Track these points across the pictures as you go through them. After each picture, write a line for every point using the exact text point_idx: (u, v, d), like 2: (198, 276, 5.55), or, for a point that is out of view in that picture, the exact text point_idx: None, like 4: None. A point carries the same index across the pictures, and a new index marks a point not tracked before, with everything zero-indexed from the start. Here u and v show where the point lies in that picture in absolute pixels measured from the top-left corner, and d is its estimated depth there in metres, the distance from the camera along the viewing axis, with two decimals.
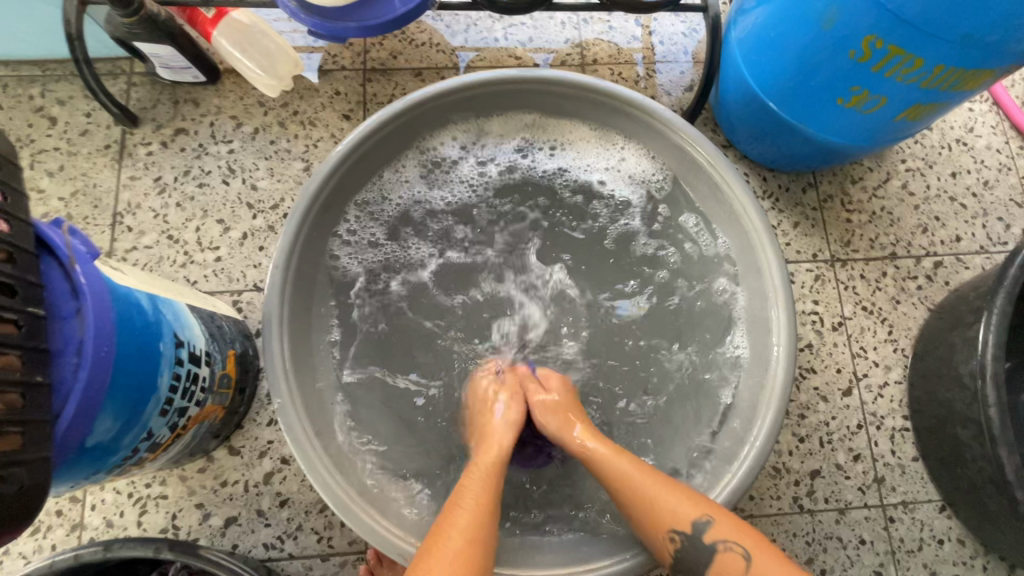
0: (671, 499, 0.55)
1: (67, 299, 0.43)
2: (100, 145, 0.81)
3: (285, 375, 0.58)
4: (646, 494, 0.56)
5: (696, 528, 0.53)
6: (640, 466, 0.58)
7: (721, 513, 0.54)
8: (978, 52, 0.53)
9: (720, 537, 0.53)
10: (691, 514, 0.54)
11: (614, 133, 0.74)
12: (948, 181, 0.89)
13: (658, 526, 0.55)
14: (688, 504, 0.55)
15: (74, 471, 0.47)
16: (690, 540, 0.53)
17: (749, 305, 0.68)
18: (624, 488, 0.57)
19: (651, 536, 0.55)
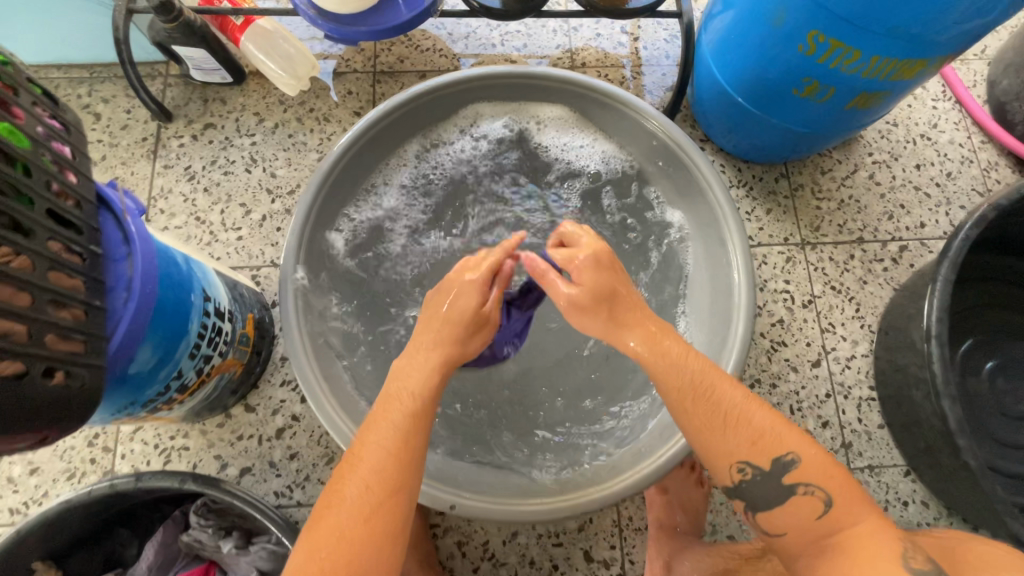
0: (751, 437, 0.51)
1: (120, 246, 0.51)
2: (138, 138, 0.91)
3: (298, 327, 0.66)
4: (727, 422, 0.52)
5: (775, 465, 0.51)
6: (720, 388, 0.53)
7: (809, 455, 0.51)
8: (906, 44, 0.60)
9: (800, 479, 0.51)
10: (774, 451, 0.51)
11: (593, 123, 0.82)
12: (913, 172, 0.96)
13: (727, 457, 0.52)
14: (775, 438, 0.51)
15: (119, 397, 0.55)
16: (764, 476, 0.51)
17: (712, 274, 0.75)
18: (698, 409, 0.52)
19: (717, 464, 0.52)
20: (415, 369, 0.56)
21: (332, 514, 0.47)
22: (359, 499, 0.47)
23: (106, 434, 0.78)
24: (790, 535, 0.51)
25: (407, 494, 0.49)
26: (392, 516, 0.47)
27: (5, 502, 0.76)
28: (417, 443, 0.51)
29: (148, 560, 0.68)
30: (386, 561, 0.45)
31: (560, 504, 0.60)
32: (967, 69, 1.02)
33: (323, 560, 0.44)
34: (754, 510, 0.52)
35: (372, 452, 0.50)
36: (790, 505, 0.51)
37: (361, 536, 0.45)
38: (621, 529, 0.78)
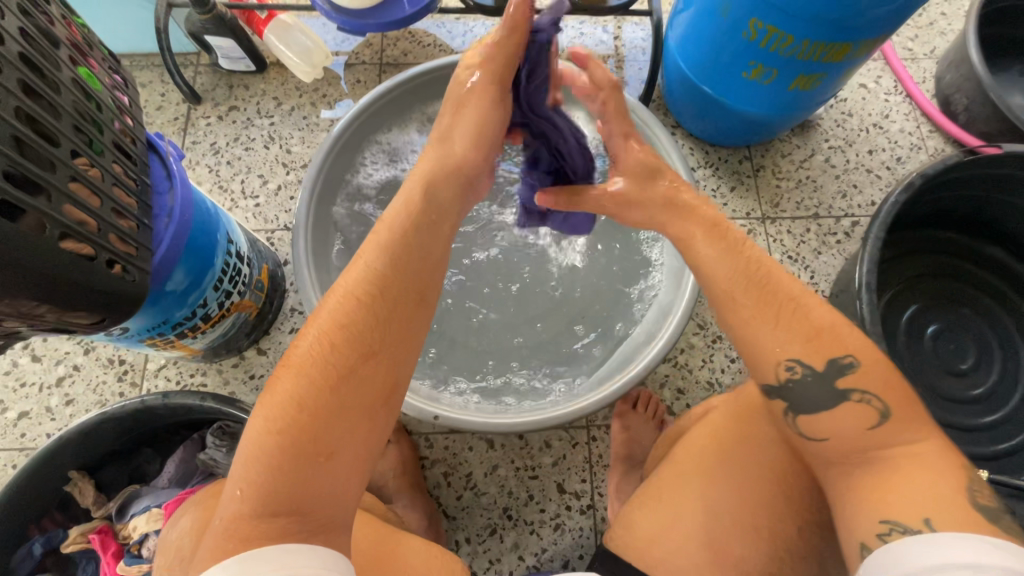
0: (810, 330, 0.47)
1: (164, 182, 0.62)
2: (170, 117, 1.03)
3: (307, 269, 0.77)
4: (782, 311, 0.48)
5: (831, 366, 0.47)
6: (777, 275, 0.50)
7: (873, 360, 0.47)
8: (827, 30, 0.71)
9: (856, 386, 0.46)
10: (830, 351, 0.47)
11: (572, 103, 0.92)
12: (865, 157, 1.06)
13: (777, 351, 0.48)
14: (835, 339, 0.47)
15: (155, 312, 0.65)
16: (815, 377, 0.47)
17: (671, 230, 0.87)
18: (754, 299, 0.49)
19: (760, 360, 0.49)
20: (389, 221, 0.53)
21: (285, 382, 0.48)
22: (315, 367, 0.48)
23: (134, 371, 0.88)
24: (832, 440, 0.48)
25: (364, 358, 0.49)
26: (350, 389, 0.48)
27: (42, 427, 0.85)
28: (380, 313, 0.50)
29: (169, 473, 0.78)
30: (347, 432, 0.47)
31: (528, 419, 0.72)
32: (917, 67, 1.13)
33: (280, 431, 0.46)
34: (796, 410, 0.49)
35: (329, 316, 0.50)
36: (840, 412, 0.47)
37: (317, 409, 0.47)
38: (592, 465, 0.86)
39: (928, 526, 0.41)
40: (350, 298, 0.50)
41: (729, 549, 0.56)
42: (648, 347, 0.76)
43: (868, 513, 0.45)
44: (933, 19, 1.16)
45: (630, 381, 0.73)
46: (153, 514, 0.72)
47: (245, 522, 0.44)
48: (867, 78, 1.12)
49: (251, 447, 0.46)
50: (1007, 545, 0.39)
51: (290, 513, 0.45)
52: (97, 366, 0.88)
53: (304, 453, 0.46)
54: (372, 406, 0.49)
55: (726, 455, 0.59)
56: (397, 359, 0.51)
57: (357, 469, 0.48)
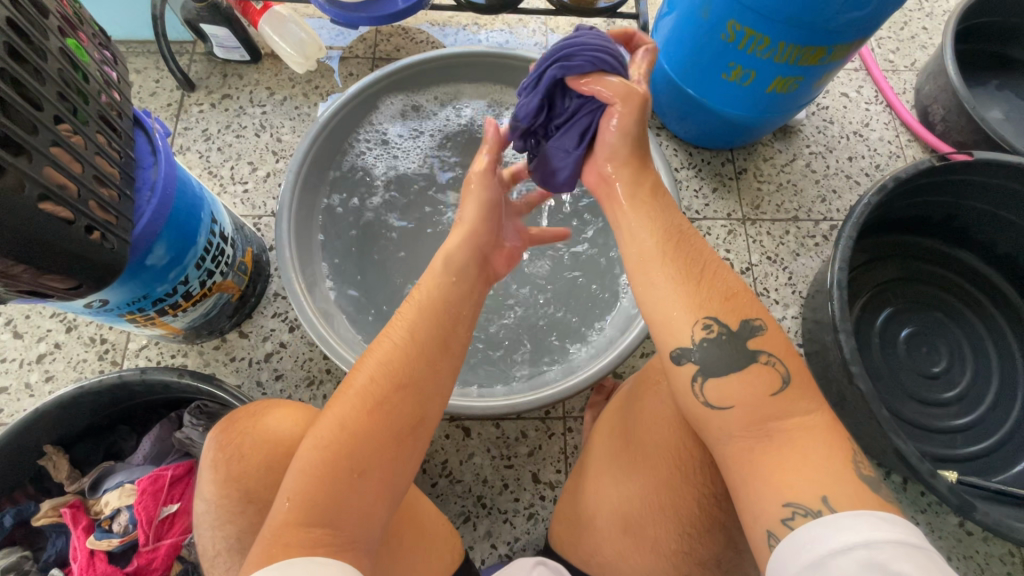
0: (735, 299, 0.54)
1: (148, 157, 0.63)
2: (163, 103, 1.05)
3: (290, 251, 0.77)
4: (699, 276, 0.54)
5: (744, 326, 0.52)
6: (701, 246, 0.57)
7: (774, 329, 0.53)
8: (801, 33, 0.73)
9: (764, 347, 0.52)
10: (743, 313, 0.53)
11: None
12: (845, 163, 1.08)
13: (696, 310, 0.53)
14: (746, 301, 0.54)
15: (136, 285, 0.66)
16: (729, 335, 0.52)
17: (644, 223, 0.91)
18: (684, 264, 0.55)
19: (682, 317, 0.53)
20: (432, 281, 0.58)
21: (331, 409, 0.49)
22: (358, 395, 0.50)
23: (115, 350, 0.89)
24: (737, 407, 0.51)
25: (404, 388, 0.50)
26: (387, 418, 0.49)
27: (20, 403, 0.85)
28: (420, 350, 0.52)
29: (144, 450, 0.78)
30: (382, 457, 0.48)
31: (502, 403, 0.74)
32: (898, 78, 1.16)
33: (324, 450, 0.47)
34: (706, 374, 0.52)
35: (375, 353, 0.53)
36: (750, 372, 0.51)
37: (356, 432, 0.48)
38: (567, 455, 0.87)
39: (827, 505, 0.45)
40: (396, 337, 0.53)
41: (642, 524, 0.59)
42: (623, 337, 0.78)
43: (772, 496, 0.47)
44: (914, 33, 1.19)
45: (600, 369, 0.75)
46: (126, 489, 0.72)
47: (289, 528, 0.43)
48: (848, 87, 1.14)
49: (296, 469, 0.47)
50: (892, 516, 0.43)
51: (321, 521, 0.44)
52: (79, 344, 0.89)
53: (341, 472, 0.46)
54: (408, 437, 0.49)
55: (636, 434, 0.62)
56: (435, 394, 0.52)
57: (391, 495, 0.48)
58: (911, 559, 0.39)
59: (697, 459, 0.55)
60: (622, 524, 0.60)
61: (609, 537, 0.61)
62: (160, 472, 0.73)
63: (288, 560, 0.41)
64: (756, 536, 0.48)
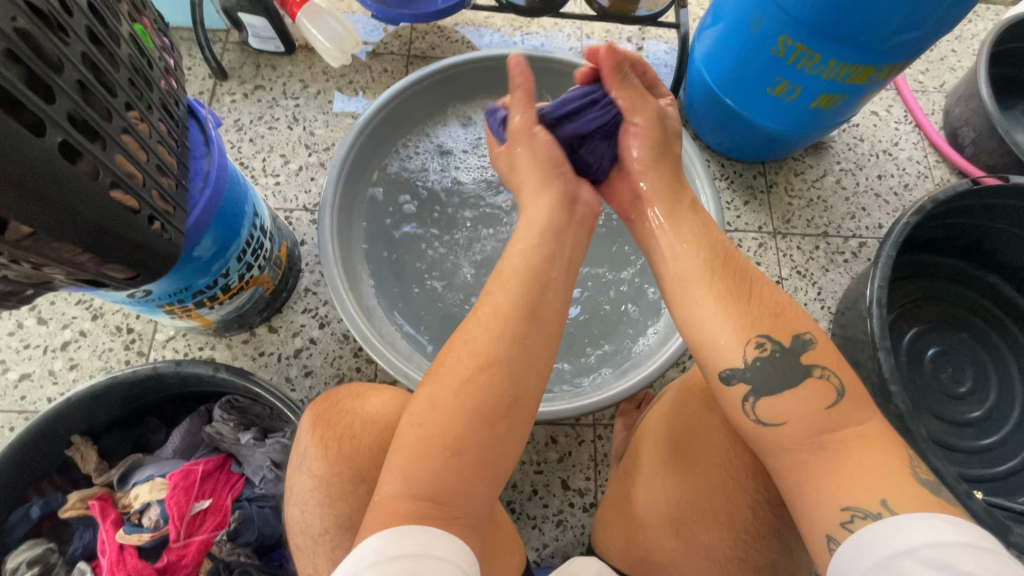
0: (790, 316, 0.53)
1: (201, 146, 0.62)
2: (195, 91, 1.03)
3: (331, 245, 0.76)
4: (749, 292, 0.53)
5: (795, 342, 0.51)
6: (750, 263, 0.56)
7: (827, 342, 0.52)
8: (854, 52, 0.73)
9: (818, 360, 0.51)
10: (795, 328, 0.52)
11: None
12: (875, 181, 1.09)
13: (747, 328, 0.52)
14: (793, 315, 0.53)
15: (183, 275, 0.65)
16: (783, 352, 0.51)
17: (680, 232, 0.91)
18: (731, 277, 0.54)
19: (734, 334, 0.52)
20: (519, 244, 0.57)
21: (428, 389, 0.50)
22: (450, 375, 0.50)
23: (141, 340, 0.87)
24: (790, 424, 0.50)
25: (496, 367, 0.50)
26: (480, 393, 0.49)
27: (44, 391, 0.84)
28: (509, 326, 0.52)
29: (174, 444, 0.76)
30: (480, 435, 0.47)
31: (542, 410, 0.73)
32: (927, 99, 1.16)
33: (422, 426, 0.48)
34: (759, 393, 0.51)
35: (466, 333, 0.52)
36: (804, 389, 0.50)
37: (450, 411, 0.48)
38: (597, 463, 0.86)
39: (887, 507, 0.45)
40: (484, 316, 0.53)
41: (694, 530, 0.58)
42: (663, 347, 0.77)
43: (829, 500, 0.47)
44: (944, 55, 1.20)
45: (643, 378, 0.74)
46: (157, 483, 0.71)
47: (396, 501, 0.44)
48: (879, 106, 1.15)
49: (397, 446, 0.48)
50: (953, 518, 0.43)
51: (421, 494, 0.44)
52: (105, 333, 0.87)
53: (437, 447, 0.46)
54: (501, 412, 0.49)
55: (685, 443, 0.60)
56: (528, 368, 0.51)
57: (485, 471, 0.48)
58: (974, 559, 0.39)
59: (748, 465, 0.56)
60: (672, 526, 0.59)
61: (660, 540, 0.60)
62: (191, 467, 0.72)
63: (400, 529, 0.41)
64: (814, 539, 0.48)
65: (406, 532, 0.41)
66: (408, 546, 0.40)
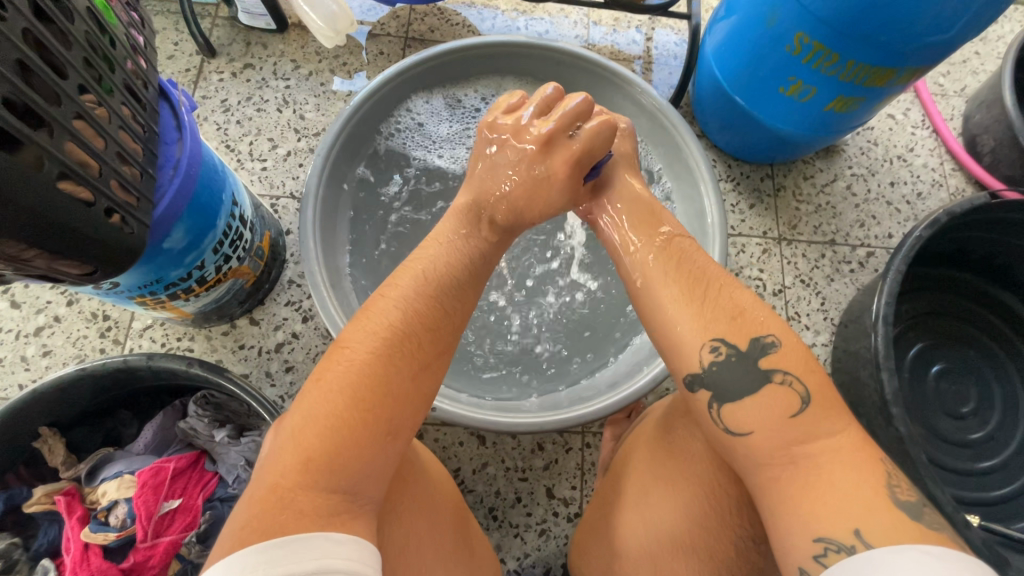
0: (756, 318, 0.50)
1: (173, 131, 0.59)
2: (182, 68, 0.99)
3: (314, 238, 0.73)
4: (704, 294, 0.52)
5: (753, 345, 0.48)
6: (708, 265, 0.55)
7: (792, 346, 0.49)
8: (876, 53, 0.69)
9: (777, 365, 0.47)
10: (751, 331, 0.49)
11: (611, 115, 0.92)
12: (887, 188, 1.04)
13: (703, 332, 0.50)
14: (755, 319, 0.50)
15: (152, 267, 0.61)
16: (738, 356, 0.48)
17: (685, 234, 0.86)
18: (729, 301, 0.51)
19: (690, 342, 0.50)
20: (430, 254, 0.56)
21: (355, 349, 0.47)
22: (381, 336, 0.48)
23: (117, 328, 0.84)
24: (757, 434, 0.47)
25: (428, 340, 0.50)
26: (393, 365, 0.47)
27: (15, 377, 0.81)
28: (420, 309, 0.51)
29: (146, 439, 0.74)
30: (404, 407, 0.46)
31: (529, 421, 0.70)
32: (946, 103, 1.11)
33: (332, 389, 0.45)
34: (721, 400, 0.48)
35: (396, 298, 0.51)
36: (764, 394, 0.47)
37: (384, 379, 0.46)
38: (584, 472, 0.84)
39: (862, 540, 0.40)
40: (418, 286, 0.52)
41: (671, 566, 0.55)
42: (657, 359, 0.74)
43: (799, 529, 0.43)
44: (966, 57, 1.15)
45: (636, 390, 0.71)
46: (125, 480, 0.69)
47: (288, 492, 0.40)
48: (895, 109, 1.10)
49: (296, 422, 0.44)
50: (939, 551, 0.38)
51: (332, 486, 0.41)
52: (79, 320, 0.84)
53: (350, 418, 0.44)
54: (414, 385, 0.48)
55: (666, 472, 0.57)
56: (441, 351, 0.51)
57: (397, 446, 0.46)
58: None
59: (733, 498, 0.53)
60: (651, 563, 0.56)
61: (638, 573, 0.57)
62: (162, 465, 0.70)
63: (272, 542, 0.36)
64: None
65: (297, 547, 0.35)
66: (290, 564, 0.34)
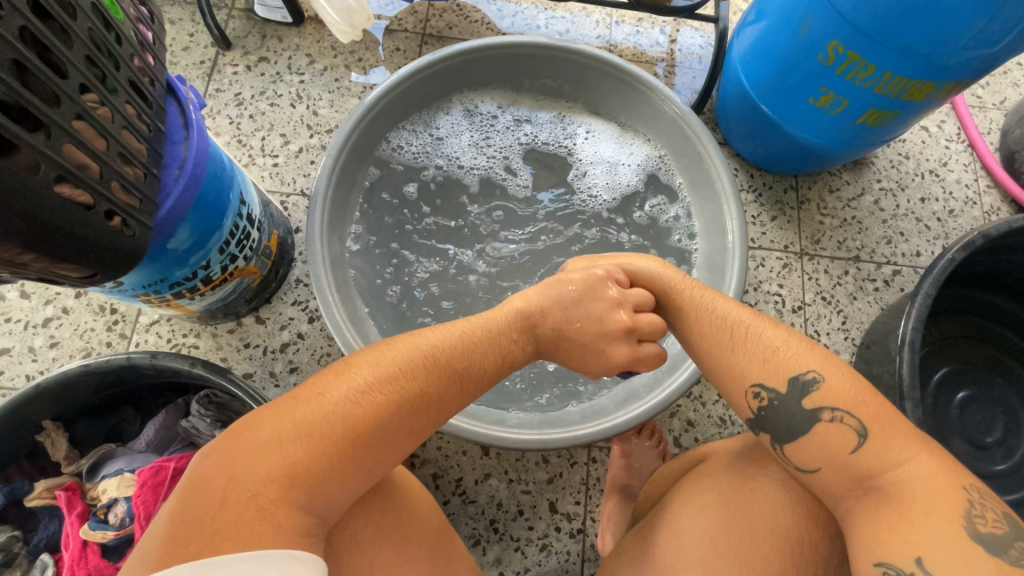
0: (788, 351, 0.52)
1: (179, 130, 0.57)
2: (196, 60, 0.98)
3: (321, 240, 0.71)
4: (732, 342, 0.55)
5: (793, 386, 0.51)
6: (729, 308, 0.57)
7: (834, 377, 0.50)
8: (916, 64, 0.65)
9: (825, 405, 0.49)
10: (791, 371, 0.51)
11: (633, 124, 0.90)
12: (917, 205, 1.00)
13: (741, 380, 0.54)
14: (789, 357, 0.52)
15: (157, 266, 0.60)
16: (781, 400, 0.51)
17: (708, 249, 0.83)
18: (751, 357, 0.53)
19: (733, 392, 0.54)
20: (482, 317, 0.58)
21: (370, 393, 0.47)
22: (396, 387, 0.48)
23: (124, 322, 0.84)
24: (824, 470, 0.49)
25: (440, 405, 0.51)
26: (395, 416, 0.47)
27: (22, 368, 0.81)
28: (440, 365, 0.52)
29: (148, 436, 0.73)
30: (381, 456, 0.47)
31: (533, 437, 0.68)
32: (984, 116, 1.06)
33: (331, 416, 0.45)
34: (781, 441, 0.52)
35: (420, 350, 0.52)
36: (815, 436, 0.50)
37: (383, 430, 0.47)
38: (588, 488, 0.82)
39: (923, 568, 0.42)
40: (451, 343, 0.54)
41: None
42: (668, 378, 0.72)
43: (863, 554, 0.45)
44: (1007, 68, 1.09)
45: (644, 411, 0.69)
46: (125, 478, 0.68)
47: (278, 506, 0.41)
48: (929, 121, 1.05)
49: (279, 433, 0.43)
50: None
51: (311, 508, 0.42)
52: (87, 312, 0.84)
53: (341, 447, 0.44)
54: (404, 442, 0.48)
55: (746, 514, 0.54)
56: (440, 419, 0.52)
57: (370, 482, 0.47)
58: None
59: (820, 555, 0.51)
60: None
61: None
62: (162, 464, 0.68)
63: (210, 558, 0.36)
64: None
65: (256, 573, 0.36)
66: None
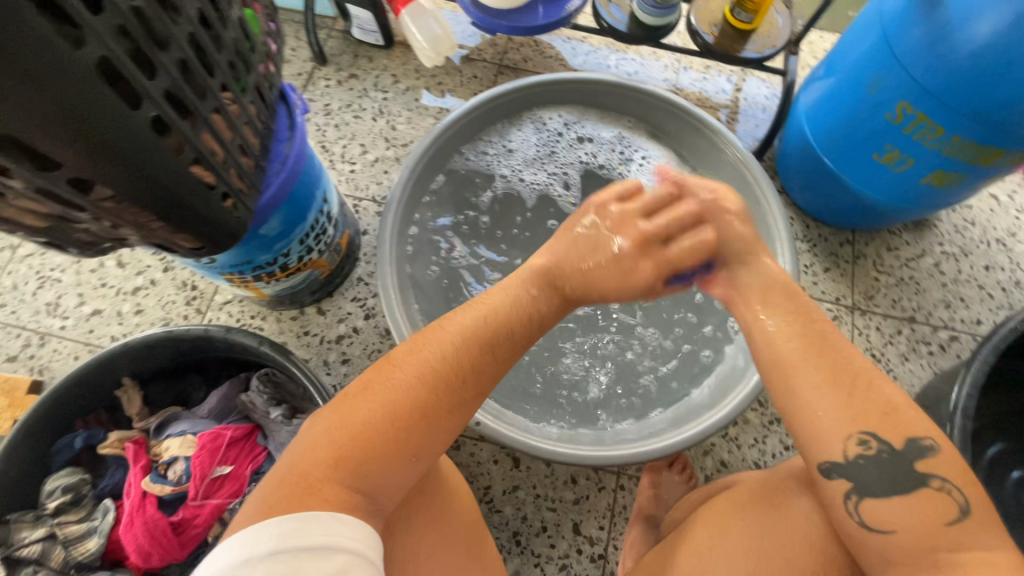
0: (911, 415, 0.50)
1: (285, 131, 0.64)
2: (294, 72, 1.08)
3: (390, 242, 0.77)
4: (853, 385, 0.51)
5: (910, 446, 0.49)
6: (852, 351, 0.53)
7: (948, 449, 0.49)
8: (986, 130, 0.66)
9: (937, 472, 0.48)
10: (909, 431, 0.49)
11: (691, 161, 0.93)
12: (980, 272, 0.98)
13: (851, 422, 0.50)
14: (908, 419, 0.50)
15: (247, 251, 0.67)
16: (891, 454, 0.49)
17: None
18: (874, 403, 0.50)
19: (832, 430, 0.50)
20: (501, 296, 0.59)
21: (411, 381, 0.50)
22: (435, 372, 0.51)
23: (201, 299, 0.92)
24: (900, 533, 0.47)
25: (471, 384, 0.53)
26: (433, 397, 0.50)
27: (109, 329, 0.90)
28: (473, 348, 0.54)
29: (210, 404, 0.79)
30: (425, 439, 0.50)
31: (569, 451, 0.70)
32: None
33: (378, 410, 0.48)
34: (863, 493, 0.49)
35: (453, 339, 0.54)
36: (916, 497, 0.48)
37: (425, 414, 0.50)
38: (613, 514, 0.82)
39: None
40: (486, 327, 0.55)
41: None
42: (707, 414, 0.73)
43: None
44: None
45: (680, 442, 0.70)
46: (187, 440, 0.74)
47: (324, 485, 0.44)
48: (999, 190, 1.03)
49: (333, 426, 0.48)
50: None
51: (358, 489, 0.45)
52: (171, 286, 0.92)
53: (388, 436, 0.48)
54: (448, 419, 0.51)
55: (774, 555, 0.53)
56: (477, 394, 0.54)
57: (415, 468, 0.49)
58: None
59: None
60: None
61: None
62: (220, 431, 0.75)
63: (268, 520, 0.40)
64: None
65: (298, 528, 0.39)
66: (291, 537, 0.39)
